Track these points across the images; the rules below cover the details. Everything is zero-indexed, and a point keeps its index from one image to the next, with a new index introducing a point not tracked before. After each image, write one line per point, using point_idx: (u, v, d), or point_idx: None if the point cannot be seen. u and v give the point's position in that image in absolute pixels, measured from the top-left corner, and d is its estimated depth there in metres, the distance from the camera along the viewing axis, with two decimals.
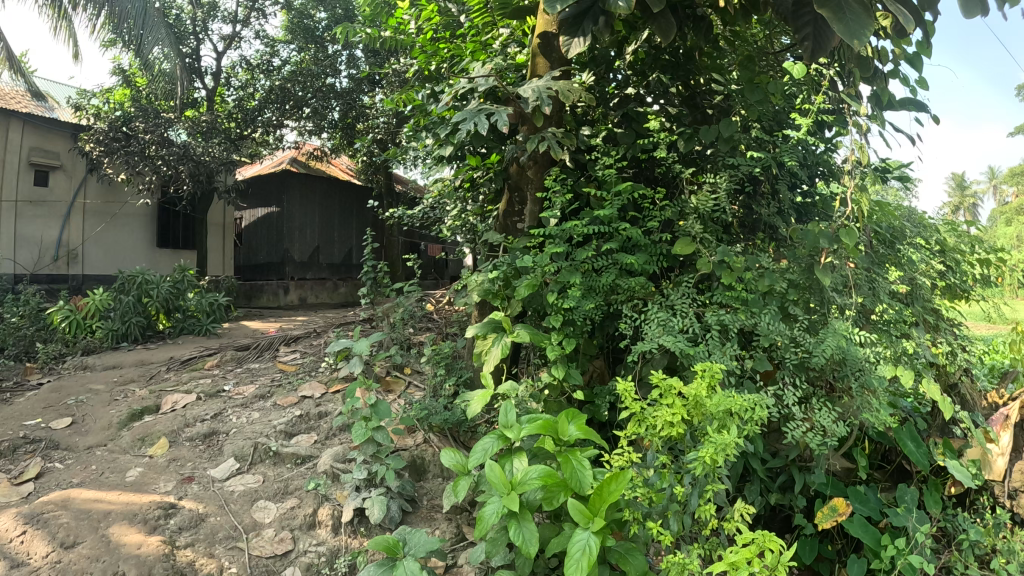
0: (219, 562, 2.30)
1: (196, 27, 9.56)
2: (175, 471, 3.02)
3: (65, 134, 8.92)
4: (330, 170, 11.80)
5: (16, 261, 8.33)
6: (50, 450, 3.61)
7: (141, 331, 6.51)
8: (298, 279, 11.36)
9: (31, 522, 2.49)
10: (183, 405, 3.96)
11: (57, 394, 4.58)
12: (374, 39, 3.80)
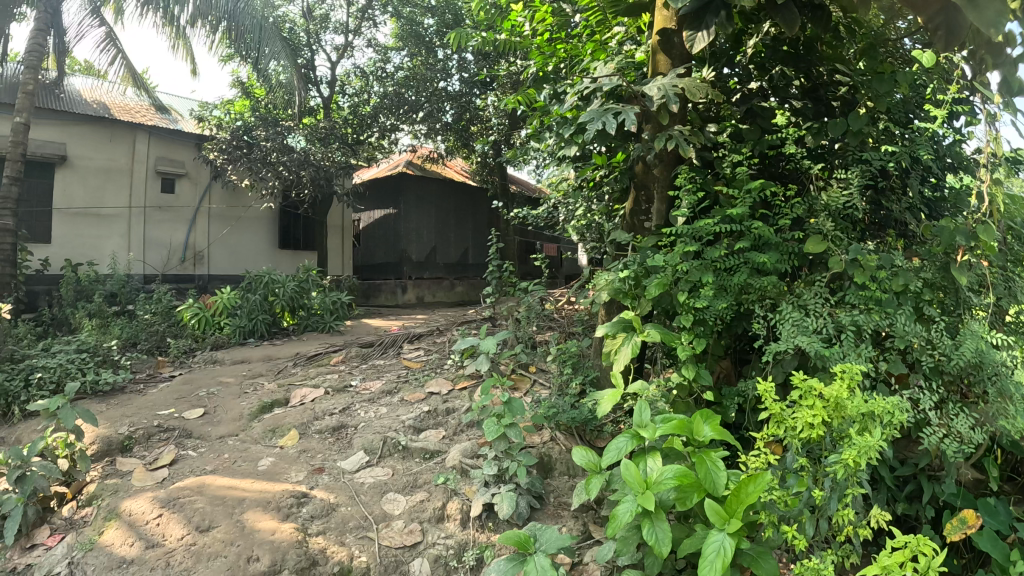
0: (349, 551, 2.39)
1: (310, 39, 9.95)
2: (306, 462, 3.16)
3: (189, 144, 9.49)
4: (445, 173, 12.05)
5: (145, 263, 9.00)
6: (184, 438, 3.84)
7: (267, 328, 6.84)
8: (416, 279, 11.61)
9: (169, 506, 2.67)
10: (311, 399, 4.15)
11: (190, 387, 4.88)
12: (490, 43, 3.90)
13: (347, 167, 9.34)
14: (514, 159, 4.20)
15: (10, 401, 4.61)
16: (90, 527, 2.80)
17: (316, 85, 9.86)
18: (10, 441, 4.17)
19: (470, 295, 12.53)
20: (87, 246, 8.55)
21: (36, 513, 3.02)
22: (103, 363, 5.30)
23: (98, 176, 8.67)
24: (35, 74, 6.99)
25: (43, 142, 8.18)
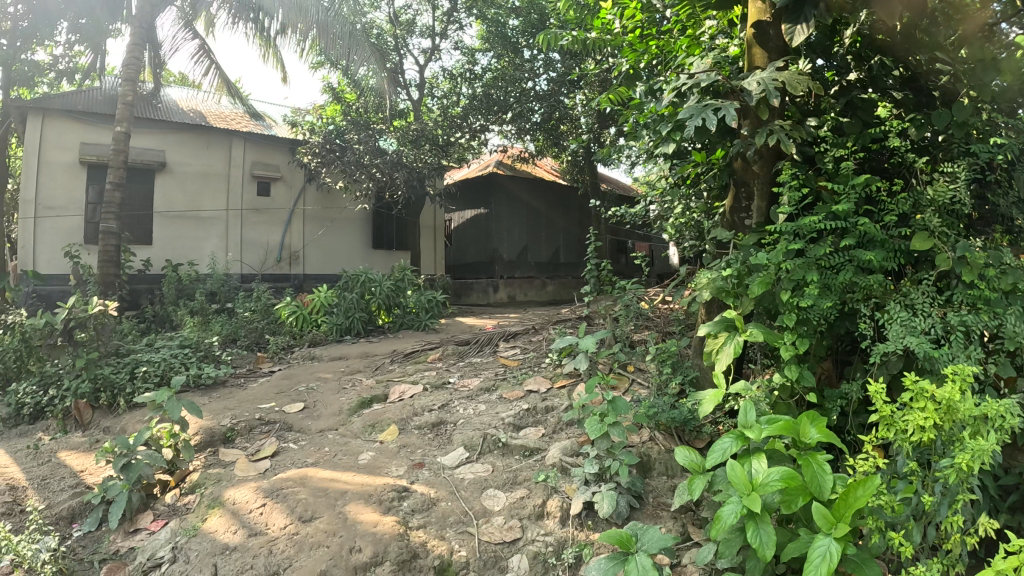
0: (449, 545, 2.46)
1: (397, 43, 10.20)
2: (406, 456, 3.26)
3: (283, 148, 9.89)
4: (535, 172, 12.16)
5: (243, 262, 9.43)
6: (285, 431, 4.01)
7: (363, 326, 7.05)
8: (508, 278, 11.73)
9: (272, 496, 2.81)
10: (409, 395, 4.27)
11: (290, 382, 5.08)
12: (580, 42, 3.91)
13: (439, 168, 9.44)
14: (611, 157, 4.21)
15: (118, 391, 4.86)
16: (194, 514, 2.95)
17: (405, 88, 10.11)
18: (117, 431, 4.43)
19: (562, 295, 12.46)
20: (187, 246, 9.04)
21: (141, 499, 3.20)
22: (204, 357, 5.58)
23: (196, 181, 9.15)
24: (134, 86, 7.40)
25: (143, 149, 8.73)
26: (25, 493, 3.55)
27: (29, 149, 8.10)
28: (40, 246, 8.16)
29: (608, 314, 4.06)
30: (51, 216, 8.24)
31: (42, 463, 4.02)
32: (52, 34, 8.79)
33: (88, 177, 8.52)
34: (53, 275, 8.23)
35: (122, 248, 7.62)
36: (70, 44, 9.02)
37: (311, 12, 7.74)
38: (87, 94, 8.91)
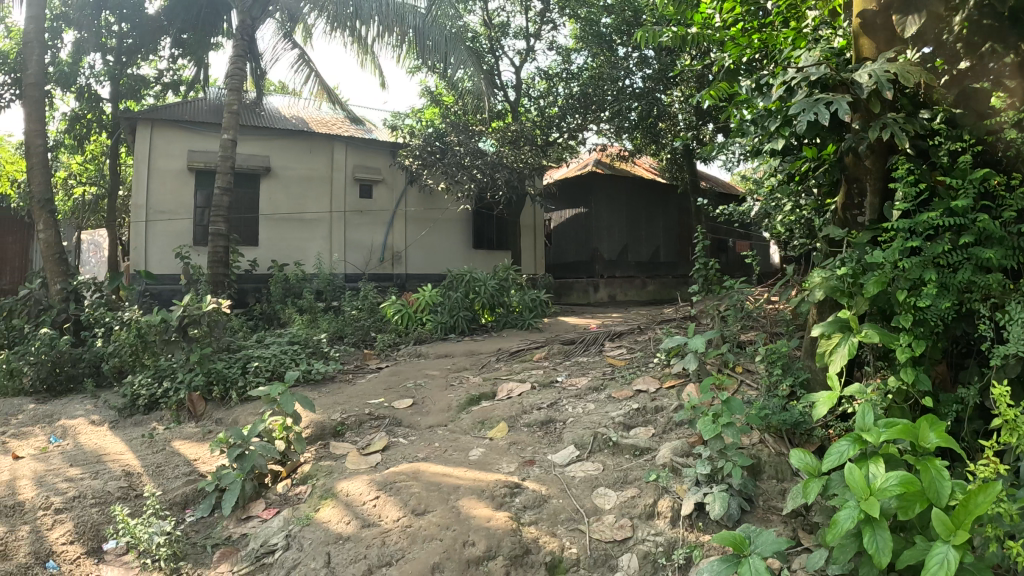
0: (560, 542, 2.54)
1: (492, 46, 10.38)
2: (516, 454, 3.36)
3: (384, 152, 10.22)
4: (633, 171, 12.13)
5: (347, 262, 9.82)
6: (394, 426, 4.19)
7: (467, 324, 7.24)
8: (608, 277, 11.76)
9: (385, 489, 2.95)
10: (517, 393, 4.37)
11: (398, 378, 5.29)
12: (677, 39, 3.93)
13: (539, 168, 9.56)
14: (714, 153, 4.18)
15: (229, 385, 5.15)
16: (306, 504, 3.13)
17: (501, 89, 10.27)
18: (229, 422, 4.72)
19: (662, 294, 12.38)
20: (291, 247, 9.51)
21: (253, 488, 3.40)
22: (313, 354, 5.86)
23: (299, 184, 9.60)
24: (238, 94, 7.86)
25: (249, 155, 9.26)
26: (143, 479, 3.83)
27: (139, 158, 8.75)
28: (152, 247, 8.80)
29: (716, 313, 4.02)
30: (161, 220, 8.86)
31: (157, 451, 4.32)
32: (155, 49, 9.85)
33: (196, 183, 9.09)
34: (164, 274, 8.84)
35: (231, 249, 8.07)
36: (173, 58, 10.09)
37: (409, 18, 8.04)
38: (193, 104, 9.45)
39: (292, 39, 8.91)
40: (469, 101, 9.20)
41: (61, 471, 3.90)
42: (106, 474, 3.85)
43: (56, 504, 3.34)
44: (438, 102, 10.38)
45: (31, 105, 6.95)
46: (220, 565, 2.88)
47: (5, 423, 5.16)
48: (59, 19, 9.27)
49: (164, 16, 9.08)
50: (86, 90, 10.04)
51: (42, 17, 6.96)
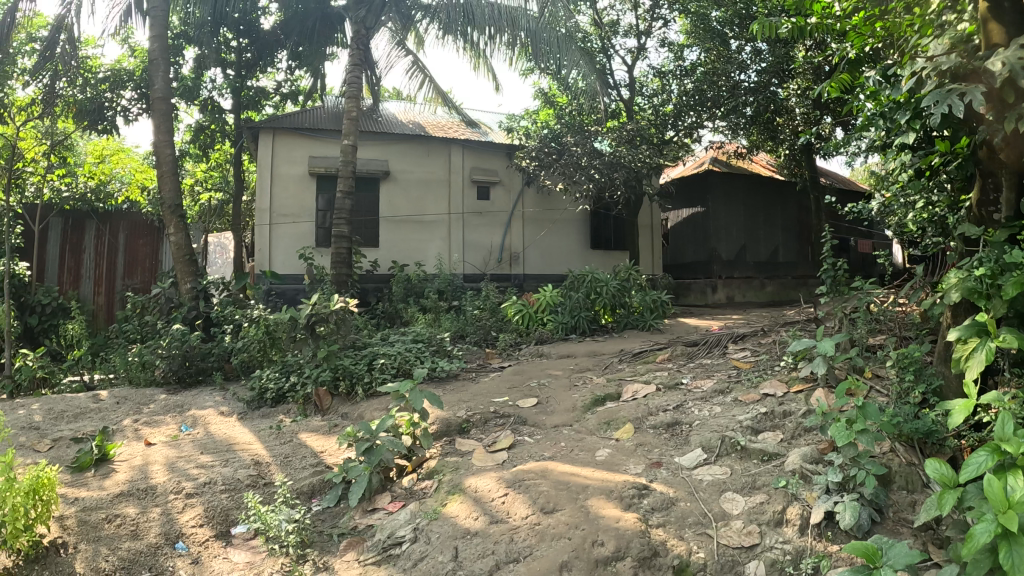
0: (688, 546, 2.58)
1: (603, 45, 10.40)
2: (643, 455, 3.43)
3: (501, 154, 10.47)
4: (751, 168, 11.89)
5: (466, 263, 10.13)
6: (520, 425, 4.33)
7: (588, 325, 7.30)
8: (726, 278, 11.59)
9: (514, 486, 3.09)
10: (642, 395, 4.42)
11: (521, 377, 5.44)
12: (794, 29, 3.86)
13: (658, 167, 9.38)
14: (839, 148, 4.07)
15: (355, 380, 5.46)
16: (432, 498, 3.32)
17: (615, 88, 10.30)
18: (355, 416, 5.04)
19: (781, 296, 12.08)
20: (410, 249, 9.90)
21: (379, 481, 3.63)
22: (437, 352, 6.10)
23: (418, 187, 9.97)
24: (357, 102, 8.28)
25: (369, 160, 9.69)
26: (271, 468, 4.14)
27: (262, 164, 9.39)
28: (276, 249, 9.43)
29: (844, 315, 3.94)
30: (284, 223, 9.46)
31: (285, 442, 4.64)
32: (271, 61, 10.72)
33: (317, 187, 9.64)
34: (288, 274, 9.44)
35: (354, 249, 8.50)
36: (290, 70, 10.89)
37: (522, 22, 8.12)
38: (312, 112, 10.01)
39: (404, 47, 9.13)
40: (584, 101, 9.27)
41: (193, 458, 4.32)
42: (235, 462, 4.20)
43: (187, 490, 3.71)
44: (552, 103, 10.60)
45: (159, 116, 7.61)
46: (347, 553, 3.11)
47: (141, 411, 5.67)
48: (181, 37, 10.05)
49: (282, 30, 9.89)
50: (209, 103, 10.81)
51: (165, 36, 7.63)
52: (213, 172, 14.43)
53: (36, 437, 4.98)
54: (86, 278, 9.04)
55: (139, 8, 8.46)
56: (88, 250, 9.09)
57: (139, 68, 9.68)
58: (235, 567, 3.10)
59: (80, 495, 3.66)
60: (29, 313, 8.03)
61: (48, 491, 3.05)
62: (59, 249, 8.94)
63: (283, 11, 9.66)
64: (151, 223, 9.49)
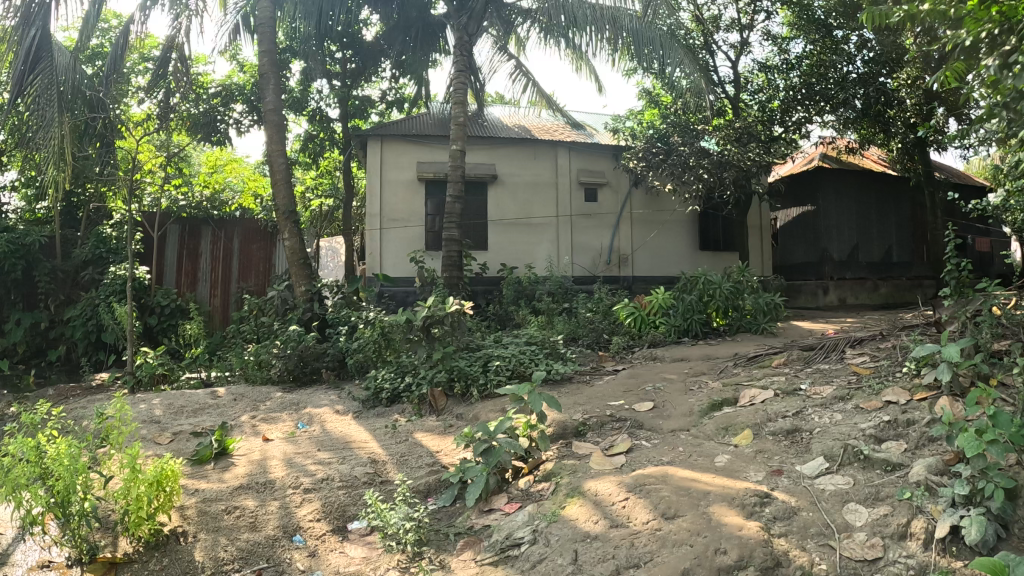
0: (810, 557, 2.55)
1: (705, 41, 10.21)
2: (763, 462, 3.38)
3: (608, 156, 10.47)
4: (864, 163, 11.42)
5: (574, 264, 10.20)
6: (636, 429, 4.33)
7: (701, 328, 7.20)
8: (839, 280, 11.15)
9: (635, 490, 3.10)
10: (761, 400, 4.34)
11: (635, 380, 5.42)
12: (906, 15, 3.71)
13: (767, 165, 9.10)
14: (957, 140, 3.87)
15: (470, 382, 5.60)
16: (551, 501, 3.37)
17: (719, 85, 10.10)
18: (471, 417, 5.18)
19: (896, 298, 11.53)
20: (520, 251, 10.04)
21: (496, 482, 3.70)
22: (550, 354, 6.15)
23: (525, 190, 10.10)
24: (463, 107, 8.45)
25: (477, 164, 9.90)
26: (388, 467, 4.31)
27: (371, 170, 9.74)
28: (387, 252, 9.78)
29: (967, 318, 3.77)
30: (395, 227, 9.81)
31: (400, 442, 4.81)
32: (375, 70, 11.12)
33: (425, 192, 9.93)
34: (400, 277, 9.76)
35: (464, 252, 8.71)
36: (395, 78, 11.27)
37: (624, 23, 8.14)
38: (420, 119, 10.32)
39: (506, 52, 9.36)
40: (689, 99, 9.12)
41: (311, 454, 4.58)
42: (353, 460, 4.42)
43: (306, 486, 3.95)
44: (656, 102, 10.52)
45: (272, 128, 8.03)
46: (464, 553, 3.18)
47: (258, 407, 6.02)
48: (288, 51, 10.55)
49: (385, 40, 10.24)
50: (316, 113, 11.36)
51: (273, 50, 8.01)
52: (323, 179, 15.01)
53: (157, 430, 5.40)
54: (202, 281, 9.68)
55: (245, 26, 9.16)
56: (204, 254, 9.72)
57: (248, 82, 10.43)
58: (352, 561, 3.24)
59: (201, 486, 3.98)
60: (149, 314, 8.68)
61: (171, 482, 3.36)
62: (177, 255, 9.64)
63: (385, 23, 10.03)
64: (262, 228, 9.95)
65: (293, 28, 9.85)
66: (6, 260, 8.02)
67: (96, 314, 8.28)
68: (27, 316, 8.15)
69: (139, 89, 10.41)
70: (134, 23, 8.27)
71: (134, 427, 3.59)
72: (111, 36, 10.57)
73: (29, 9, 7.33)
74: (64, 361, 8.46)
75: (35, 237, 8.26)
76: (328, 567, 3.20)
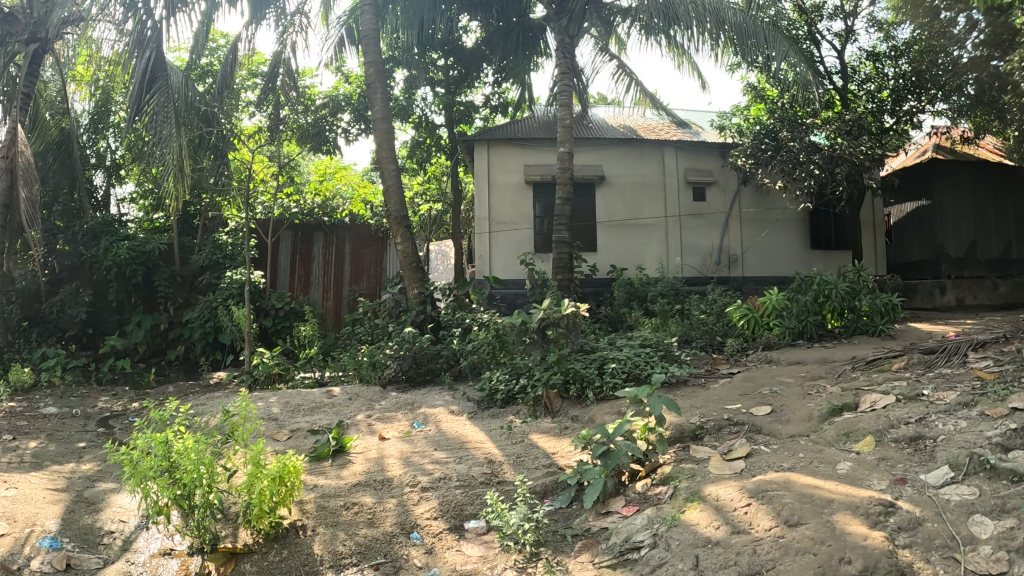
0: (935, 568, 2.53)
1: (809, 30, 9.86)
2: (886, 470, 3.29)
3: (715, 154, 10.37)
4: (979, 154, 10.69)
5: (684, 265, 10.15)
6: (755, 434, 4.25)
7: (816, 330, 6.96)
8: (956, 278, 10.61)
9: (757, 496, 3.07)
10: (883, 405, 4.21)
11: (752, 384, 5.30)
12: None
13: (881, 159, 8.77)
14: None
15: (586, 384, 5.63)
16: (669, 505, 3.40)
17: (826, 77, 9.74)
18: (587, 420, 5.20)
19: (1017, 297, 10.86)
20: (630, 252, 10.05)
21: (614, 485, 3.74)
22: (665, 357, 6.05)
23: (633, 191, 10.10)
24: (569, 110, 8.51)
25: (585, 166, 9.97)
26: (506, 467, 4.37)
27: (479, 175, 9.94)
28: (496, 256, 9.92)
29: None
30: (503, 230, 9.95)
31: (516, 442, 4.87)
32: (478, 76, 11.31)
33: (533, 195, 10.03)
34: (509, 280, 9.88)
35: (574, 254, 8.77)
36: (497, 82, 11.42)
37: (727, 15, 7.94)
38: (524, 122, 10.43)
39: (608, 52, 9.32)
40: (796, 92, 8.83)
41: (428, 454, 4.72)
42: (469, 459, 4.53)
43: (423, 484, 4.08)
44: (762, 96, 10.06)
45: (382, 135, 8.26)
46: (581, 555, 3.27)
47: (374, 407, 6.23)
48: (393, 61, 10.84)
49: (487, 46, 10.41)
50: (422, 120, 11.70)
51: (379, 60, 8.23)
52: (430, 184, 15.23)
53: (277, 427, 5.70)
54: (315, 285, 10.09)
55: (351, 39, 9.50)
56: (317, 258, 10.13)
57: (354, 93, 10.83)
58: (469, 560, 3.34)
59: (321, 482, 4.20)
60: (265, 316, 9.13)
61: (292, 477, 3.52)
62: (289, 260, 10.04)
63: (485, 28, 10.17)
64: (374, 233, 10.34)
65: (396, 38, 10.17)
66: (128, 266, 8.61)
67: (213, 316, 8.76)
68: (147, 317, 8.75)
69: (248, 103, 10.94)
70: (242, 41, 8.63)
71: (257, 425, 3.78)
72: (219, 54, 11.13)
73: (142, 36, 7.74)
74: (182, 360, 8.97)
75: (154, 245, 8.84)
76: (446, 564, 3.31)
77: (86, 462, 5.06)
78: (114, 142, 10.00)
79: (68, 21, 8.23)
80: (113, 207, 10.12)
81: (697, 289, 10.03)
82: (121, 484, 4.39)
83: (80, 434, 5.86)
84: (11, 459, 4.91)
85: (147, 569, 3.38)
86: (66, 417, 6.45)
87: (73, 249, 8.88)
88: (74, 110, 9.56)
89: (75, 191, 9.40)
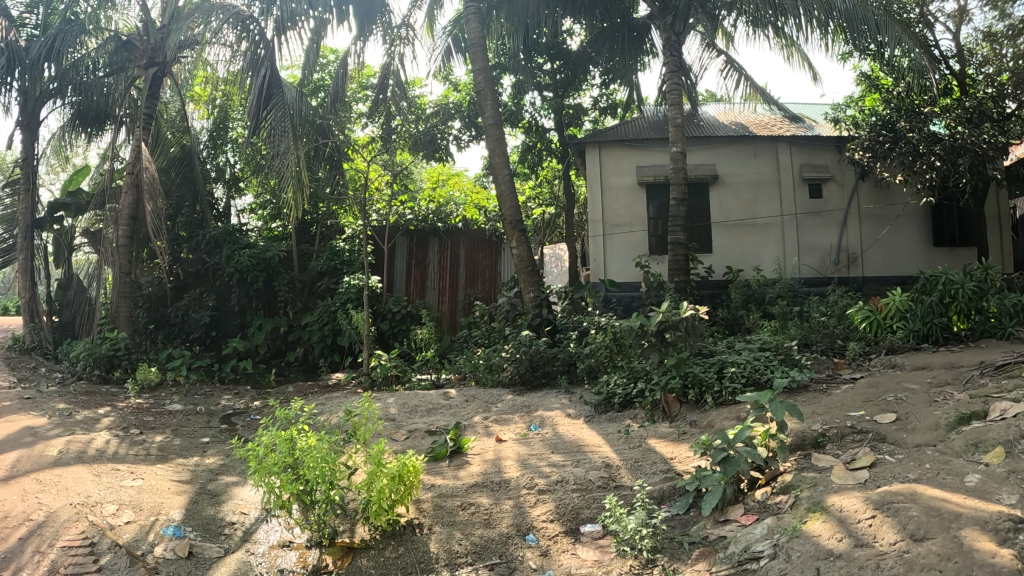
0: None
1: (922, 13, 9.27)
2: (1019, 483, 3.08)
3: (830, 148, 9.91)
4: None
5: (801, 264, 9.74)
6: (879, 442, 4.02)
7: (942, 333, 6.51)
8: None
9: (883, 508, 2.92)
10: (1013, 413, 3.89)
11: (875, 390, 4.98)
12: None
13: (1006, 146, 8.21)
14: None
15: (704, 389, 5.49)
16: (791, 514, 3.27)
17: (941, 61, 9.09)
18: (705, 425, 5.07)
19: None
20: (746, 253, 9.74)
21: (733, 492, 3.63)
22: (786, 361, 5.80)
23: (748, 190, 9.79)
24: (679, 108, 8.35)
25: (697, 166, 9.75)
26: (623, 472, 4.32)
27: (591, 177, 9.89)
28: (610, 259, 9.85)
29: None
30: (617, 233, 9.86)
31: (634, 447, 4.82)
32: (585, 78, 11.24)
33: (647, 196, 9.93)
34: (624, 282, 9.79)
35: (690, 256, 8.59)
36: (607, 84, 11.36)
37: (836, 2, 7.55)
38: (636, 123, 10.32)
39: (714, 47, 9.09)
40: (912, 78, 8.34)
41: (544, 457, 4.76)
42: (587, 463, 4.52)
43: (540, 487, 4.11)
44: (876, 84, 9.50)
45: (495, 141, 8.33)
46: (698, 563, 3.19)
47: (490, 409, 6.33)
48: (501, 68, 10.99)
49: (592, 48, 10.34)
50: (532, 124, 11.83)
51: (487, 67, 8.31)
52: (542, 188, 15.18)
53: (395, 427, 5.90)
54: (430, 289, 10.37)
55: (458, 48, 9.70)
56: (432, 263, 10.39)
57: (464, 100, 11.12)
58: (584, 564, 3.34)
59: (438, 482, 4.32)
60: (382, 319, 9.43)
61: (411, 476, 3.63)
62: (406, 264, 10.40)
63: (590, 30, 10.16)
64: (488, 237, 10.47)
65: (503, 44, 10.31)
66: (250, 273, 9.12)
67: (332, 319, 9.13)
68: (268, 320, 9.26)
69: (360, 114, 11.38)
70: (352, 55, 8.98)
71: (378, 425, 3.89)
72: (329, 69, 11.64)
73: (256, 56, 8.21)
74: (302, 361, 9.42)
75: (274, 252, 9.33)
76: (560, 567, 3.32)
77: (208, 456, 5.40)
78: (232, 157, 10.66)
79: (182, 44, 8.94)
80: (234, 217, 10.74)
81: (816, 291, 9.62)
82: (243, 479, 4.64)
83: (206, 430, 6.28)
84: (140, 452, 5.31)
85: (267, 559, 3.56)
86: (191, 413, 6.91)
87: (196, 257, 9.60)
88: (194, 128, 10.26)
89: (196, 203, 10.10)
